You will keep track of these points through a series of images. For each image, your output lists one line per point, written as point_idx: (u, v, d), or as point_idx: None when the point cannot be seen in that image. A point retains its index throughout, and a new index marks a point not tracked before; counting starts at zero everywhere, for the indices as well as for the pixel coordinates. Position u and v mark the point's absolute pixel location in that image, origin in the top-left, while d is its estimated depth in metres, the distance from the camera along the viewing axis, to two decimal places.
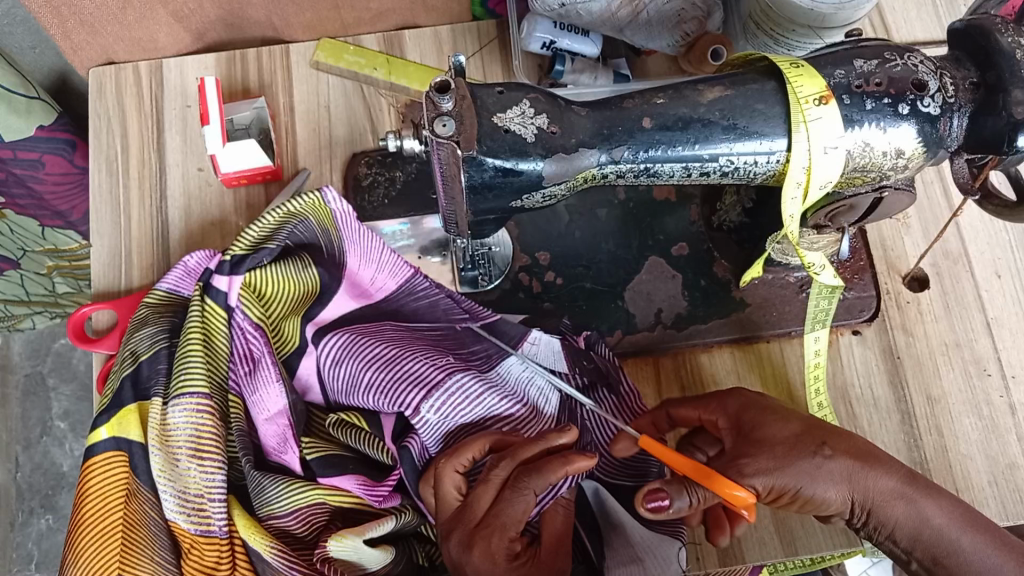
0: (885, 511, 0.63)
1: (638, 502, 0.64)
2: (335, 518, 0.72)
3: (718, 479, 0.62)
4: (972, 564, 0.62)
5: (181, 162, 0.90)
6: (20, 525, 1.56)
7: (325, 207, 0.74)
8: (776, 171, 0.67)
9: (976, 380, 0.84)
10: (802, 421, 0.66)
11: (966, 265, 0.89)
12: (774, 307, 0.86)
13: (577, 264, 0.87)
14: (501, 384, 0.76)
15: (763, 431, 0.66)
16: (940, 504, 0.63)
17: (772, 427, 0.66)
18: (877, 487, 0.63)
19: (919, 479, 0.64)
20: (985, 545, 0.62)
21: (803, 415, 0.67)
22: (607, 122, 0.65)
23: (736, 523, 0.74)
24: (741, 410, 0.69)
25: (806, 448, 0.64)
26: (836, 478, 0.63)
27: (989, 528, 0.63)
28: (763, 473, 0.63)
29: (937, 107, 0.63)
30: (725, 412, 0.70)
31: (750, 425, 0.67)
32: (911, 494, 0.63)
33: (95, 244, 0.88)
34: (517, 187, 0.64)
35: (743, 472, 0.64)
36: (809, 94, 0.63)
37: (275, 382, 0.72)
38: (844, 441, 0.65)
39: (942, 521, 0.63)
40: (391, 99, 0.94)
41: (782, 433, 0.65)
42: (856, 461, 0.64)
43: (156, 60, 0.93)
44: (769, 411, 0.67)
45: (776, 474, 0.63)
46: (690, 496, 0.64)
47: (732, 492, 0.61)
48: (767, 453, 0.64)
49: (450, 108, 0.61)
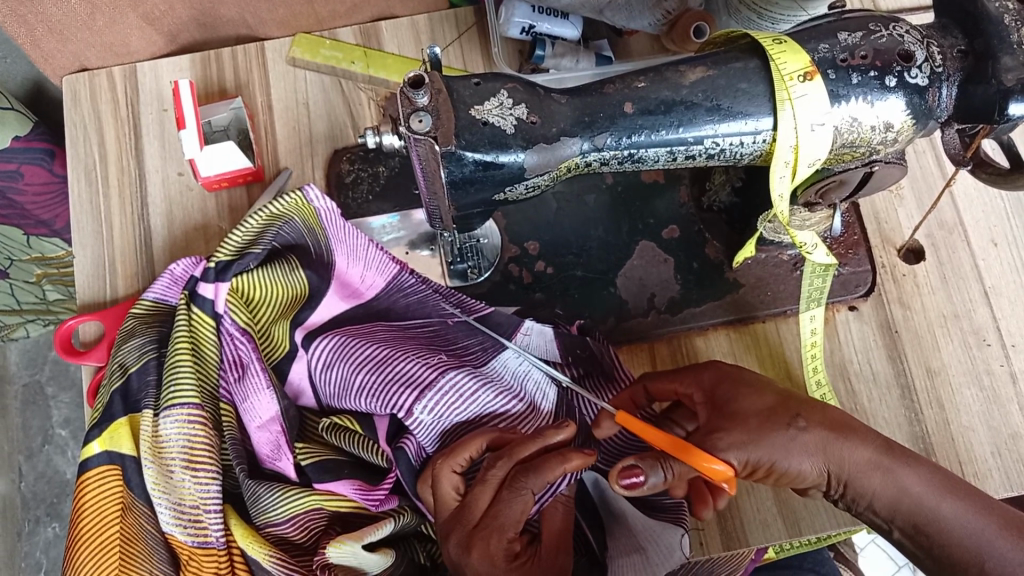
0: (862, 483, 0.63)
1: (613, 478, 0.62)
2: (333, 523, 0.72)
3: (696, 453, 0.62)
4: (954, 530, 0.61)
5: (161, 167, 0.89)
6: (28, 535, 1.56)
7: (311, 206, 0.73)
8: (763, 150, 0.65)
9: (976, 350, 0.83)
10: (777, 395, 0.67)
11: (961, 234, 0.87)
12: (769, 286, 0.85)
13: (568, 252, 0.86)
14: (498, 378, 0.75)
15: (736, 404, 0.66)
16: (918, 472, 0.63)
17: (745, 400, 0.66)
18: (853, 458, 0.63)
19: (895, 449, 0.64)
20: (965, 509, 0.62)
21: (776, 388, 0.68)
22: (588, 108, 0.63)
23: (719, 497, 0.73)
24: (717, 383, 0.69)
25: (779, 421, 0.64)
26: (810, 450, 0.63)
27: (969, 492, 0.63)
28: (738, 447, 0.63)
29: (925, 77, 0.61)
30: (702, 386, 0.70)
31: (724, 399, 0.67)
32: (887, 463, 0.63)
33: (78, 255, 0.86)
34: (498, 179, 0.63)
35: (717, 446, 0.63)
36: (793, 70, 0.61)
37: (266, 389, 0.70)
38: (817, 414, 0.65)
39: (921, 489, 0.62)
40: (370, 92, 0.92)
41: (755, 406, 0.66)
42: (831, 433, 0.63)
43: (130, 64, 0.92)
44: (741, 383, 0.68)
45: (748, 447, 0.63)
46: (665, 471, 0.62)
47: (709, 465, 0.61)
48: (741, 426, 0.64)
49: (425, 103, 0.59)
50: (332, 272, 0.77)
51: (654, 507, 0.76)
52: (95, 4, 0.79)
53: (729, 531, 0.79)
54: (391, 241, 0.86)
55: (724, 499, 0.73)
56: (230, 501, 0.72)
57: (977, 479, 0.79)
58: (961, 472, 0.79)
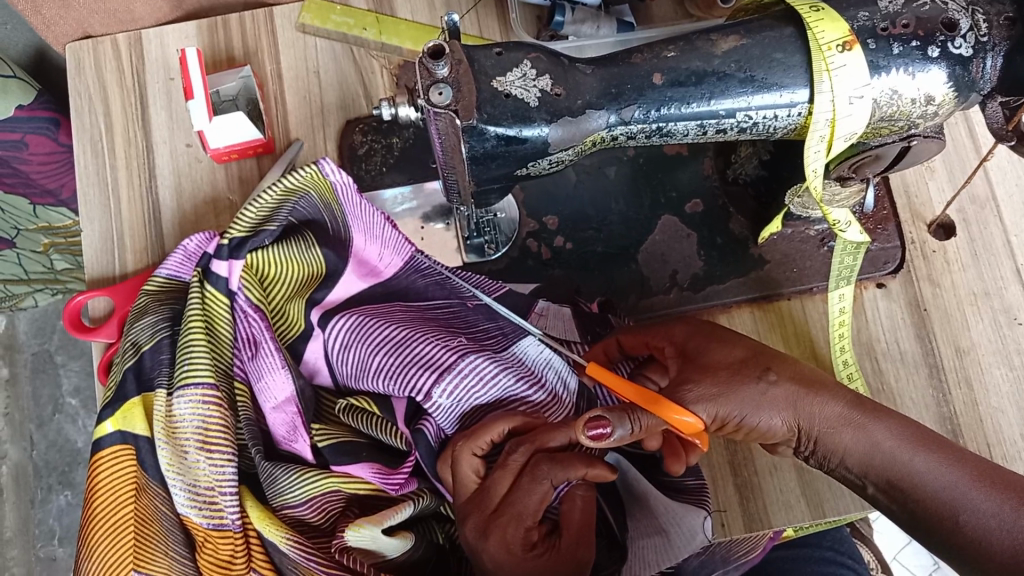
0: (832, 438, 0.62)
1: (578, 430, 0.56)
2: (351, 505, 0.70)
3: (665, 404, 0.59)
4: (926, 483, 0.60)
5: (168, 139, 0.86)
6: (41, 503, 1.56)
7: (325, 179, 0.69)
8: (798, 124, 0.63)
9: (1006, 329, 0.81)
10: (748, 348, 0.65)
11: (994, 210, 0.85)
12: (795, 263, 0.82)
13: (587, 226, 0.83)
14: (518, 363, 0.73)
15: (707, 359, 0.64)
16: (891, 425, 0.62)
17: (714, 352, 0.65)
18: (822, 414, 0.62)
19: (866, 404, 0.63)
20: (938, 462, 0.60)
21: (750, 342, 0.66)
22: (615, 79, 0.60)
23: (692, 452, 0.68)
24: (688, 337, 0.67)
25: (750, 374, 0.63)
26: (779, 405, 0.62)
27: (941, 445, 0.62)
28: (707, 401, 0.61)
29: (970, 48, 0.58)
30: (673, 340, 0.68)
31: (695, 353, 0.65)
32: (858, 419, 0.62)
33: (86, 230, 0.84)
34: (520, 155, 0.61)
35: (684, 399, 0.61)
36: (831, 40, 0.58)
37: (281, 368, 0.68)
38: (789, 368, 0.64)
39: (893, 444, 0.61)
40: (383, 60, 0.89)
41: (726, 358, 0.64)
42: (801, 387, 0.63)
43: (135, 31, 0.89)
44: (713, 337, 0.66)
45: (718, 402, 0.61)
46: (631, 424, 0.58)
47: (678, 417, 0.59)
48: (710, 377, 0.62)
49: (446, 74, 0.57)
50: (348, 250, 0.74)
51: (676, 489, 0.75)
52: None
53: (752, 513, 0.78)
54: (404, 211, 0.84)
55: (697, 454, 0.68)
56: (245, 482, 0.71)
57: (1006, 461, 0.78)
58: (989, 454, 0.78)
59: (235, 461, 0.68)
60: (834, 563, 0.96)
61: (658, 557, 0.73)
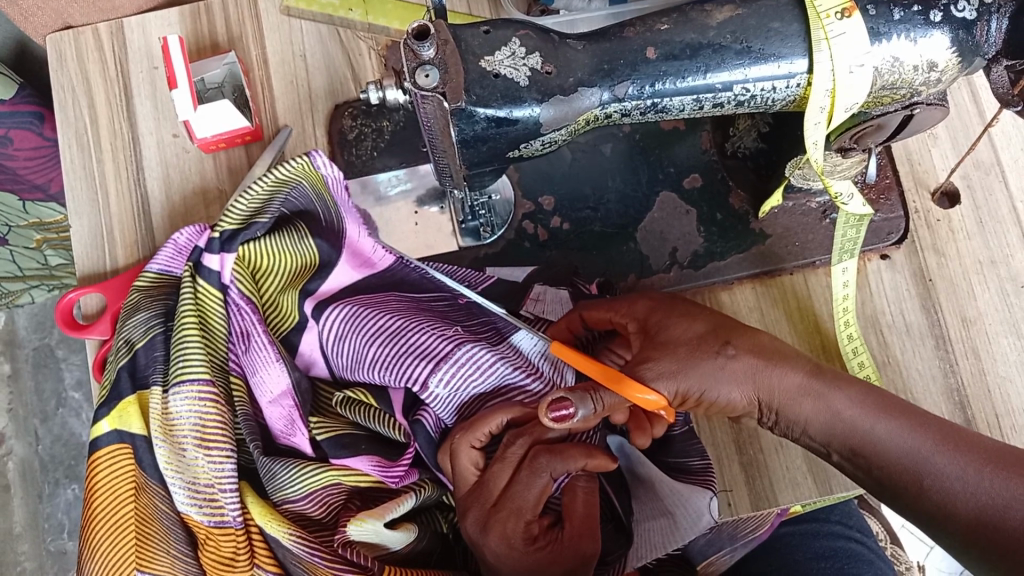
0: (792, 409, 0.62)
1: (541, 412, 0.56)
2: (352, 498, 0.69)
3: (627, 384, 0.60)
4: (890, 450, 0.60)
5: (154, 130, 0.85)
6: (48, 497, 1.56)
7: (317, 171, 0.67)
8: (796, 96, 0.61)
9: (1014, 297, 0.80)
10: (708, 322, 0.65)
11: (999, 175, 0.83)
12: (796, 236, 0.81)
13: (584, 206, 0.82)
14: (516, 350, 0.72)
15: (667, 333, 0.64)
16: (853, 393, 0.62)
17: (675, 327, 0.64)
18: (782, 384, 0.62)
19: (826, 372, 0.63)
20: (901, 428, 0.60)
21: (713, 315, 0.65)
22: (607, 55, 0.58)
23: (656, 425, 0.69)
24: (650, 313, 0.66)
25: (708, 349, 0.62)
26: (738, 378, 0.62)
27: (905, 410, 0.61)
28: (667, 377, 0.61)
29: (974, 11, 0.57)
30: (636, 316, 0.67)
31: (657, 328, 0.65)
32: (818, 388, 0.62)
33: (75, 226, 0.83)
34: (512, 137, 0.59)
35: (645, 376, 0.61)
36: (830, 7, 0.57)
37: (276, 361, 0.68)
38: (747, 340, 0.63)
39: (853, 413, 0.61)
40: (370, 41, 0.87)
41: (685, 334, 0.63)
42: (759, 359, 0.62)
43: (116, 20, 0.87)
44: (674, 312, 0.65)
45: (678, 377, 0.61)
46: (593, 404, 0.57)
47: (642, 396, 0.60)
48: (670, 354, 0.62)
49: (432, 56, 0.55)
50: (342, 242, 0.72)
51: (680, 471, 0.74)
52: None
53: (759, 491, 0.77)
54: (399, 194, 0.82)
55: (661, 427, 0.69)
56: (247, 478, 0.70)
57: (1015, 432, 0.77)
58: (998, 425, 0.77)
59: (235, 457, 0.67)
60: (842, 537, 0.96)
61: (665, 539, 0.71)
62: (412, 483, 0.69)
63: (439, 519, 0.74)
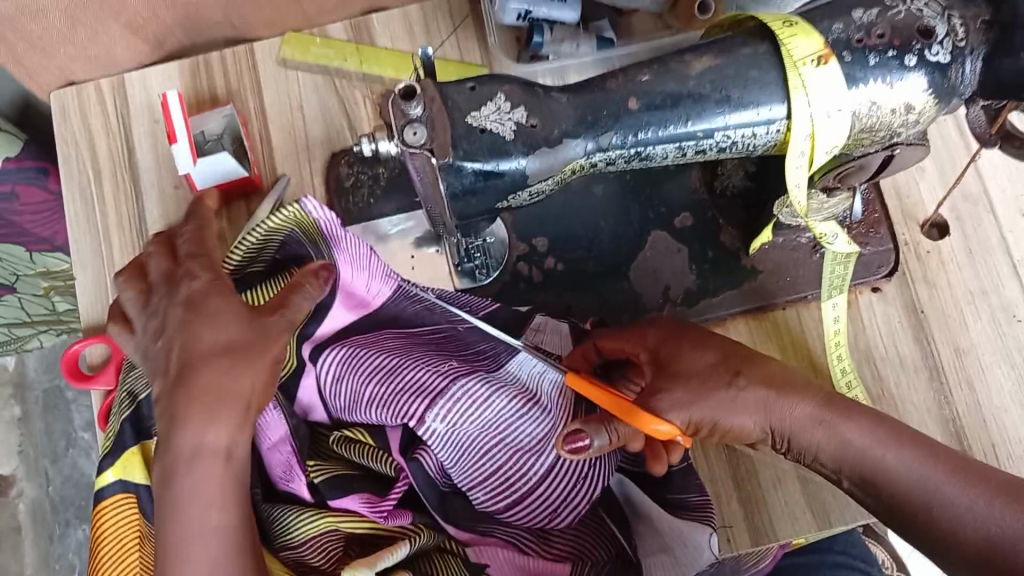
0: (803, 437, 0.65)
1: (559, 447, 0.62)
2: (351, 543, 0.69)
3: (642, 415, 0.63)
4: (901, 478, 0.62)
5: (156, 181, 0.87)
6: (59, 538, 1.57)
7: (303, 216, 0.65)
8: (776, 141, 0.62)
9: (1006, 327, 0.80)
10: (719, 351, 0.68)
11: (987, 206, 0.84)
12: (788, 271, 0.82)
13: (578, 246, 0.83)
14: (511, 384, 0.75)
15: (680, 363, 0.67)
16: (863, 425, 0.64)
17: (687, 358, 0.67)
18: (793, 415, 0.65)
19: (837, 402, 0.65)
20: (912, 458, 0.63)
21: (722, 343, 0.69)
22: (590, 107, 0.60)
23: (672, 452, 0.70)
24: (661, 343, 0.69)
25: (720, 380, 0.66)
26: (750, 409, 0.65)
27: (915, 440, 0.64)
28: (680, 408, 0.64)
29: (947, 54, 0.58)
30: (646, 346, 0.70)
31: (671, 358, 0.68)
32: (829, 419, 0.64)
33: (79, 277, 0.85)
34: (500, 189, 0.60)
35: (660, 407, 0.64)
36: (806, 54, 0.58)
37: (273, 408, 0.70)
38: (759, 370, 0.67)
39: (864, 443, 0.64)
40: (365, 90, 0.89)
41: (696, 365, 0.67)
42: (771, 390, 0.65)
43: (117, 76, 0.89)
44: (685, 342, 0.68)
45: (690, 408, 0.64)
46: (607, 433, 0.63)
47: (654, 428, 0.63)
48: (682, 385, 0.65)
49: (419, 113, 0.56)
50: (335, 289, 0.69)
51: (680, 506, 0.73)
52: (75, 18, 0.78)
53: (757, 525, 0.77)
54: (400, 232, 0.84)
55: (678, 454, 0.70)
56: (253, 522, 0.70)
57: (1011, 461, 0.77)
58: (994, 455, 0.77)
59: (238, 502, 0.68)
60: (840, 569, 0.96)
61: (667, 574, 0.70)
62: (403, 524, 0.69)
63: (438, 560, 0.69)
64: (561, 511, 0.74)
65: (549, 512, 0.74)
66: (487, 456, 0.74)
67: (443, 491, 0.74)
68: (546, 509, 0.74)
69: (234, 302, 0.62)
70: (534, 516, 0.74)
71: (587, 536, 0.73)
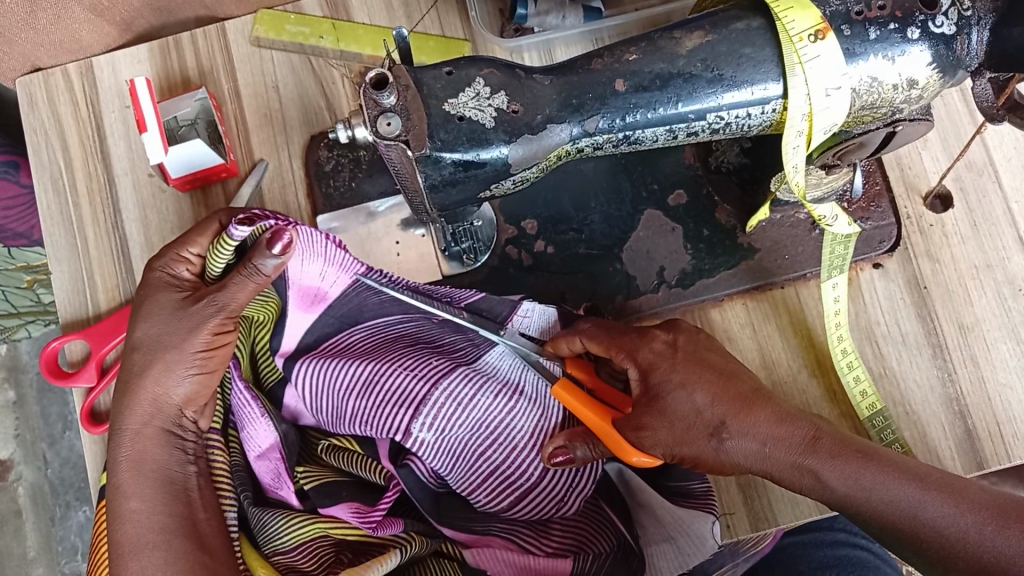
0: (786, 480, 0.60)
1: (546, 458, 0.66)
2: (343, 550, 0.66)
3: (625, 449, 0.62)
4: (889, 514, 0.56)
5: (129, 170, 0.83)
6: (60, 520, 1.55)
7: (236, 241, 0.64)
8: (772, 120, 0.59)
9: (1012, 301, 0.78)
10: (711, 384, 0.61)
11: (991, 176, 0.81)
12: (786, 249, 0.79)
13: (568, 228, 0.80)
14: (494, 378, 0.73)
15: (667, 401, 0.61)
16: (847, 466, 0.57)
17: (675, 399, 0.60)
18: (775, 464, 0.59)
19: (821, 441, 0.58)
20: (904, 497, 0.56)
21: (713, 370, 0.61)
22: (574, 89, 0.57)
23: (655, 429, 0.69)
24: (652, 366, 0.62)
25: (703, 430, 0.60)
26: (738, 455, 0.60)
27: (906, 472, 0.57)
28: (663, 445, 0.61)
29: (953, 25, 0.55)
30: (636, 360, 0.63)
31: (660, 387, 0.61)
32: (809, 467, 0.58)
33: (55, 272, 0.82)
34: (480, 178, 0.57)
35: (642, 445, 0.61)
36: (803, 29, 0.55)
37: (261, 418, 0.68)
38: (749, 418, 0.59)
39: (846, 491, 0.57)
40: (343, 69, 0.85)
41: (687, 407, 0.60)
42: (755, 442, 0.59)
43: (85, 60, 0.85)
44: (677, 370, 0.61)
45: (674, 447, 0.61)
46: (591, 447, 0.65)
47: (636, 459, 0.62)
48: (668, 427, 0.60)
49: (393, 103, 0.53)
50: (289, 284, 0.69)
51: (682, 495, 0.70)
52: (32, 1, 0.74)
53: (758, 512, 0.75)
54: (388, 209, 0.81)
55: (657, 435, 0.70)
56: (246, 536, 0.68)
57: (1017, 439, 0.75)
58: (1000, 433, 0.75)
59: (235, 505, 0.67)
60: (847, 544, 0.99)
61: (668, 564, 0.68)
62: (395, 532, 0.67)
63: (435, 566, 0.68)
64: (568, 498, 0.73)
65: (557, 501, 0.72)
66: (483, 458, 0.72)
67: (439, 492, 0.72)
68: (554, 499, 0.72)
69: (169, 296, 0.66)
70: (542, 508, 0.72)
71: (588, 526, 0.71)
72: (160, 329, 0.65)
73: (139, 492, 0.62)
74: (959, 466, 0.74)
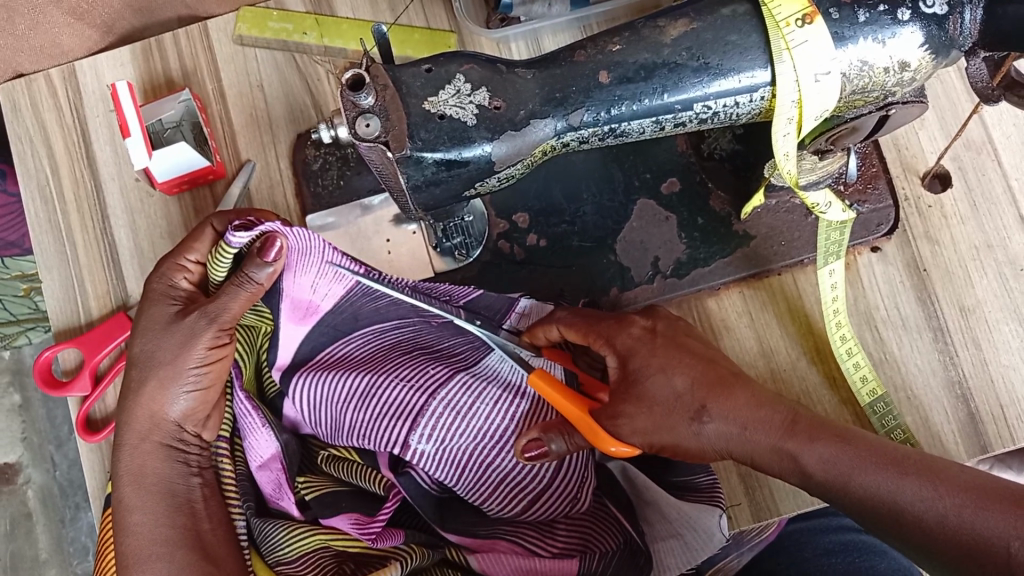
0: (768, 465, 0.58)
1: (520, 453, 0.64)
2: (346, 560, 0.65)
3: (602, 436, 0.61)
4: (865, 498, 0.53)
5: (116, 175, 0.83)
6: (70, 521, 1.55)
7: (234, 249, 0.64)
8: (761, 107, 0.58)
9: (1014, 281, 0.76)
10: (694, 372, 0.60)
11: (991, 154, 0.79)
12: (783, 235, 0.78)
13: (560, 222, 0.79)
14: (495, 384, 0.72)
15: (644, 387, 0.60)
16: (826, 449, 0.55)
17: (653, 383, 0.60)
18: (755, 447, 0.58)
19: (800, 424, 0.57)
20: (880, 479, 0.53)
21: (692, 354, 0.61)
22: (557, 83, 0.56)
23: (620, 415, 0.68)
24: (629, 352, 0.62)
25: (682, 412, 0.59)
26: (713, 440, 0.59)
27: (881, 452, 0.54)
28: (640, 433, 0.60)
29: (944, 4, 0.53)
30: (615, 348, 0.63)
31: (639, 373, 0.61)
32: (788, 449, 0.56)
33: (46, 280, 0.82)
34: (464, 177, 0.56)
35: (619, 432, 0.60)
36: (790, 14, 0.53)
37: (262, 428, 0.68)
38: (726, 402, 0.58)
39: (822, 472, 0.55)
40: (328, 65, 0.84)
41: (664, 392, 0.60)
42: (735, 427, 0.58)
43: (66, 64, 0.84)
44: (657, 357, 0.61)
45: (650, 435, 0.60)
46: (567, 440, 0.63)
47: (610, 448, 0.61)
48: (646, 412, 0.60)
49: (371, 104, 0.52)
50: (282, 296, 0.68)
51: (686, 489, 0.69)
52: None
53: (761, 502, 0.74)
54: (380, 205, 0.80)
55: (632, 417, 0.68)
56: (252, 548, 0.67)
57: None
58: (1004, 417, 0.74)
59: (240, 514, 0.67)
60: (852, 530, 0.98)
61: (678, 560, 0.67)
62: (395, 544, 0.65)
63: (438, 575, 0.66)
64: (581, 495, 0.72)
65: (570, 500, 0.72)
66: (489, 466, 0.71)
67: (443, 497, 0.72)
68: (564, 498, 0.72)
69: (167, 310, 0.66)
70: (552, 509, 0.72)
71: (593, 524, 0.70)
72: (157, 343, 0.65)
73: (141, 506, 0.63)
74: (963, 451, 0.73)
